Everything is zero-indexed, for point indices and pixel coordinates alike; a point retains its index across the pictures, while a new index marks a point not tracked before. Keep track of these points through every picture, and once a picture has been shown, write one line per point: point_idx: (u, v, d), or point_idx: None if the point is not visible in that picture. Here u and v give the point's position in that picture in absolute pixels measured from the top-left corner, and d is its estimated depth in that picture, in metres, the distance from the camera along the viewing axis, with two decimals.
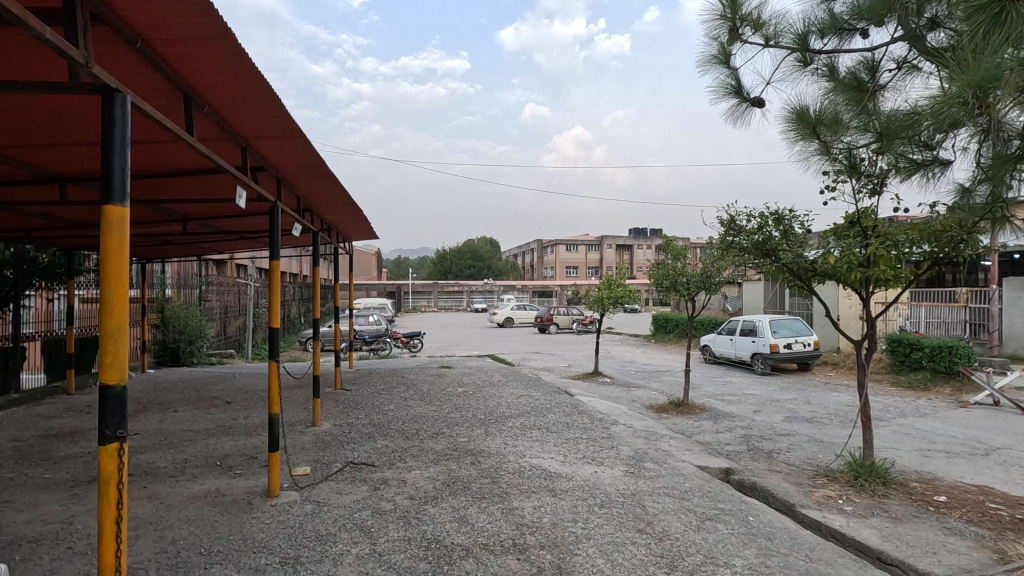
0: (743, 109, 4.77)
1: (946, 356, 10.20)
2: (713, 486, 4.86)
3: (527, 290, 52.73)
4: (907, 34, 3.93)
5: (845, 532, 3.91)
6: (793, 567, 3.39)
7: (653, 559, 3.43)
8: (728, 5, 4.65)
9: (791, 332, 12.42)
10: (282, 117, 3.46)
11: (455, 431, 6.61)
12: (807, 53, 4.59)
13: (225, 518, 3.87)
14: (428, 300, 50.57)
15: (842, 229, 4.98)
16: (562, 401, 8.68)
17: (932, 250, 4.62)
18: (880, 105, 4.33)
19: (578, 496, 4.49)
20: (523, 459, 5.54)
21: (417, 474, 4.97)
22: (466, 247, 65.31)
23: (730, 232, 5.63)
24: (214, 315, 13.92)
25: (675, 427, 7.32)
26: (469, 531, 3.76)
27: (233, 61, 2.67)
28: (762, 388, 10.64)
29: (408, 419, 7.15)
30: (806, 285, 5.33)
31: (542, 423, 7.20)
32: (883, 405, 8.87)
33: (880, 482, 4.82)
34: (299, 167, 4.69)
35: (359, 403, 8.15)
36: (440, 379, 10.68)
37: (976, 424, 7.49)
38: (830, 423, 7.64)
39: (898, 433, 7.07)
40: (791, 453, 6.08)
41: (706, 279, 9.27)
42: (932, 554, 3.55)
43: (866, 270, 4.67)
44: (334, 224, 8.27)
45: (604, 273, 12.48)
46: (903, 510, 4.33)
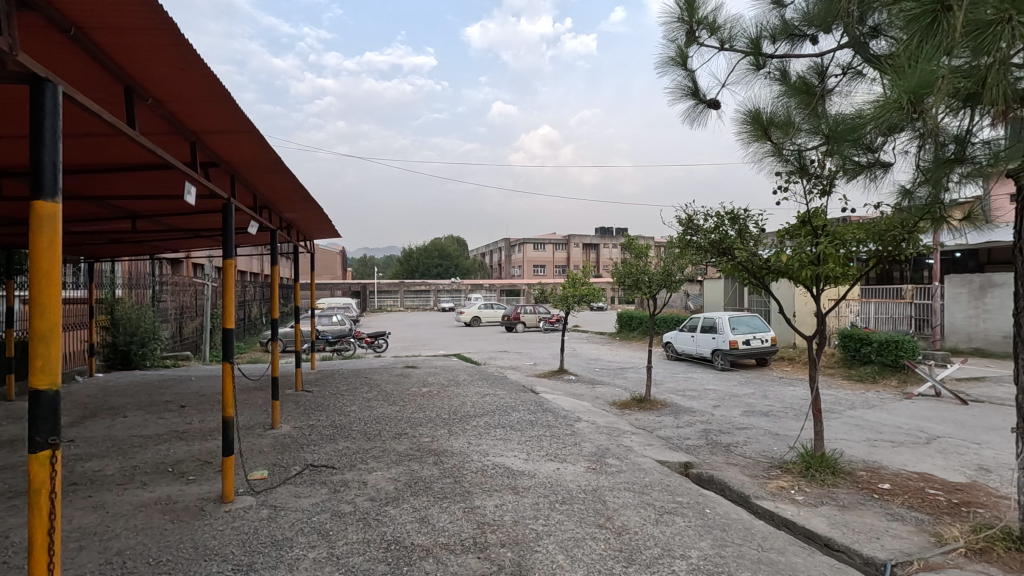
0: (699, 110, 4.87)
1: (893, 349, 10.67)
2: (672, 480, 4.96)
3: (495, 289, 52.74)
4: (851, 41, 4.09)
5: (796, 521, 4.05)
6: (745, 556, 3.48)
7: (612, 554, 3.47)
8: (685, 8, 4.76)
9: (749, 329, 12.79)
10: (235, 113, 3.37)
11: (419, 431, 6.56)
12: (759, 57, 4.73)
13: (175, 526, 3.74)
14: (394, 300, 49.97)
15: (794, 229, 5.11)
16: (527, 400, 8.70)
17: (878, 249, 4.83)
18: (828, 108, 4.47)
19: (540, 494, 4.52)
20: (486, 458, 5.53)
21: (379, 476, 4.91)
22: (433, 246, 64.93)
23: (688, 230, 5.74)
24: (168, 316, 13.42)
25: (637, 423, 7.45)
26: (430, 531, 3.74)
27: (179, 52, 2.58)
28: (722, 383, 10.89)
29: (371, 420, 7.06)
30: (759, 283, 5.50)
31: (506, 421, 7.21)
32: (834, 398, 9.23)
33: (829, 472, 5.01)
34: (253, 163, 4.56)
35: (321, 405, 7.99)
36: (405, 379, 10.57)
37: (920, 415, 7.87)
38: (785, 416, 7.90)
39: (848, 424, 7.36)
40: (748, 446, 6.26)
41: (668, 277, 9.44)
42: (875, 539, 3.70)
43: (816, 267, 4.85)
44: (294, 222, 8.11)
45: (569, 272, 12.57)
46: (850, 498, 4.51)
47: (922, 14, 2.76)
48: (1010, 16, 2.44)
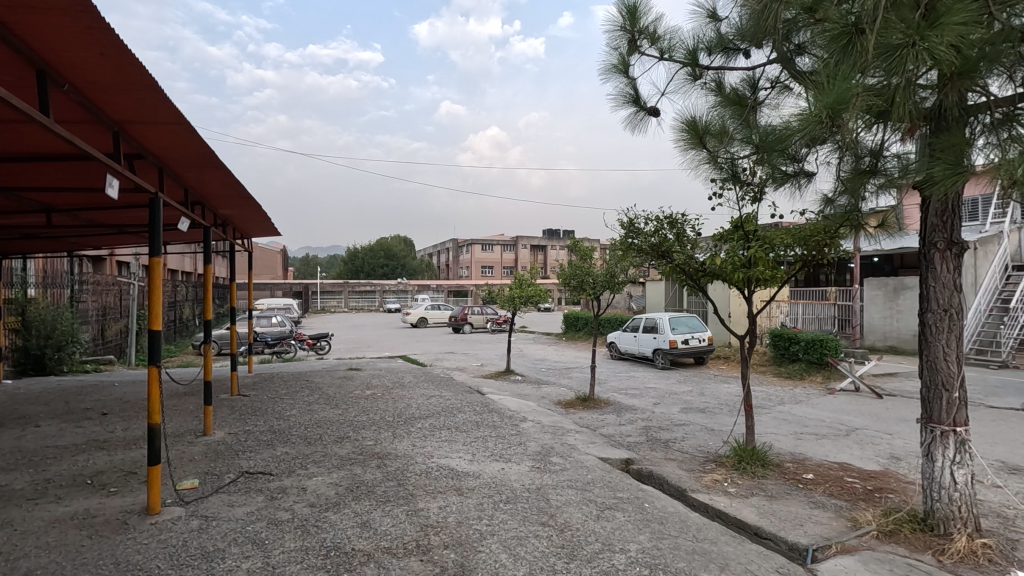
0: (639, 117, 5.02)
1: (818, 348, 11.35)
2: (613, 476, 5.09)
3: (442, 290, 52.36)
4: (780, 57, 4.33)
5: (728, 512, 4.24)
6: (681, 547, 3.62)
7: (554, 550, 3.53)
8: (627, 17, 4.90)
9: (688, 328, 13.28)
10: (162, 103, 3.20)
11: (362, 435, 6.43)
12: (695, 68, 4.92)
13: (94, 542, 3.49)
14: (338, 300, 48.69)
15: (727, 233, 5.33)
16: (473, 401, 8.69)
17: (803, 253, 5.11)
18: (759, 119, 4.70)
19: (485, 494, 4.53)
20: (431, 460, 5.49)
21: (319, 481, 4.77)
22: (379, 246, 63.73)
23: (630, 233, 5.89)
24: (89, 318, 12.53)
25: (582, 422, 7.59)
26: (371, 536, 3.67)
27: (99, 36, 2.43)
28: (662, 382, 11.26)
29: (312, 425, 6.85)
30: (696, 284, 5.73)
31: (451, 422, 7.18)
32: (765, 394, 9.75)
33: (759, 464, 5.27)
34: (183, 156, 4.34)
35: (258, 409, 7.68)
36: (348, 382, 10.32)
37: (841, 408, 8.43)
38: (720, 413, 8.27)
39: (777, 419, 7.79)
40: (685, 441, 6.51)
41: (611, 279, 9.67)
42: (799, 526, 3.94)
43: (747, 270, 5.10)
44: (229, 219, 7.75)
45: (516, 272, 12.63)
46: (778, 489, 4.77)
47: (840, 35, 2.98)
48: (914, 41, 2.67)
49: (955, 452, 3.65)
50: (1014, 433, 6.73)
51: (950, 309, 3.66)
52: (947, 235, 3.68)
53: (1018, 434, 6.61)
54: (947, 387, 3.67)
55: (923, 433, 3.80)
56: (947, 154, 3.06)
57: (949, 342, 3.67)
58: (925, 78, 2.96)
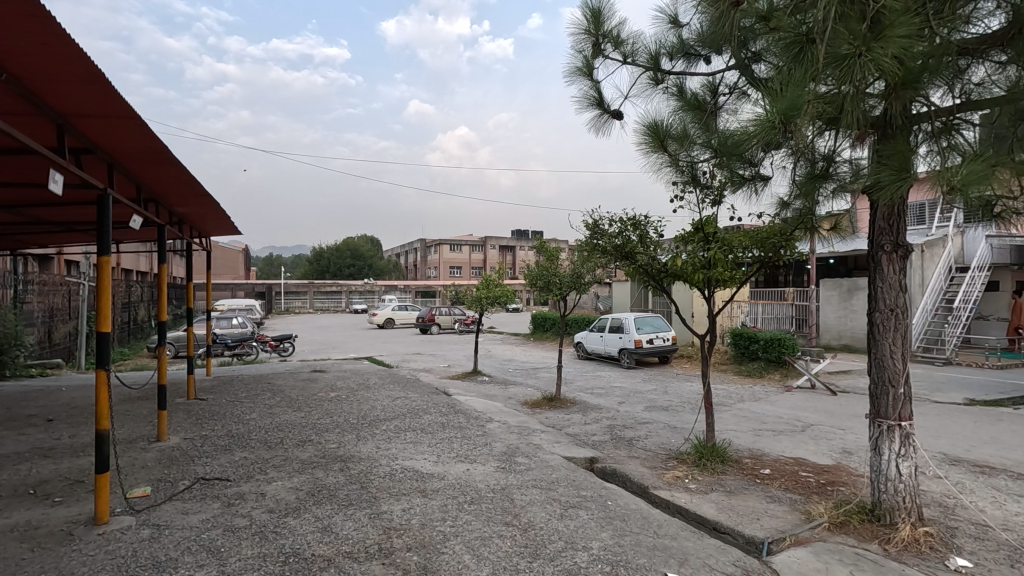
0: (603, 120, 5.09)
1: (777, 347, 11.72)
2: (577, 475, 5.13)
3: (409, 290, 51.87)
4: (738, 63, 4.45)
5: (688, 508, 4.34)
6: (642, 544, 3.68)
7: (517, 550, 3.54)
8: (591, 21, 4.96)
9: (653, 329, 13.51)
10: (111, 96, 3.08)
11: (324, 438, 6.31)
12: (657, 72, 5.02)
13: (36, 555, 3.33)
14: (303, 301, 47.69)
15: (688, 235, 5.44)
16: (440, 402, 8.63)
17: (761, 254, 5.24)
18: (718, 124, 4.82)
19: (449, 495, 4.51)
20: (395, 462, 5.44)
21: (279, 486, 4.66)
22: (346, 245, 62.68)
23: (594, 235, 5.95)
24: (35, 319, 11.92)
25: (548, 421, 7.63)
26: (332, 540, 3.61)
27: (38, 24, 2.31)
28: (628, 380, 11.41)
29: (273, 428, 6.69)
30: (658, 285, 5.83)
31: (417, 424, 7.12)
32: (726, 392, 10.00)
33: (719, 460, 5.40)
34: (136, 152, 4.18)
35: (216, 413, 7.46)
36: (311, 384, 10.12)
37: (798, 405, 8.71)
38: (683, 411, 8.44)
39: (737, 416, 8.01)
40: (648, 439, 6.63)
41: (577, 280, 9.76)
42: (756, 520, 4.05)
43: (707, 271, 5.22)
44: (186, 217, 7.50)
45: (483, 273, 12.61)
46: (737, 484, 4.89)
47: (792, 44, 3.09)
48: (860, 52, 2.80)
49: (900, 446, 3.81)
50: (956, 426, 7.10)
51: (896, 308, 3.83)
52: (893, 238, 3.85)
53: (960, 427, 6.97)
54: (894, 383, 3.83)
55: (871, 428, 3.96)
56: (893, 160, 3.20)
57: (895, 340, 3.84)
58: (872, 87, 3.10)
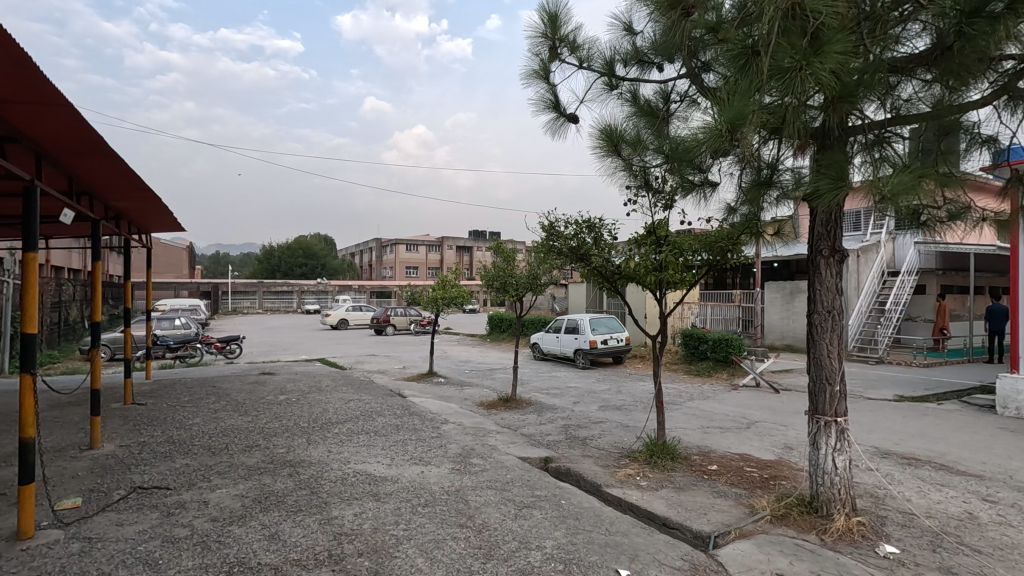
0: (559, 123, 5.14)
1: (724, 347, 12.15)
2: (532, 475, 5.16)
3: (364, 290, 50.89)
4: (689, 72, 4.58)
5: (639, 504, 4.43)
6: (595, 541, 3.74)
7: (471, 551, 3.53)
8: (548, 25, 5.01)
9: (607, 329, 13.75)
10: (39, 82, 2.89)
11: (273, 442, 6.11)
12: (612, 78, 5.13)
13: None
14: (251, 301, 46.04)
15: (641, 238, 5.55)
16: (394, 404, 8.51)
17: (709, 257, 5.40)
18: (669, 130, 4.95)
19: (402, 498, 4.45)
20: (347, 465, 5.33)
21: (223, 493, 4.48)
22: (298, 244, 60.90)
23: (550, 236, 6.01)
24: None
25: (503, 422, 7.65)
26: (280, 548, 3.50)
27: None
28: (582, 381, 11.56)
29: (218, 433, 6.43)
30: (612, 286, 5.95)
31: (370, 427, 6.99)
32: (677, 391, 10.28)
33: (669, 458, 5.54)
34: (67, 141, 3.93)
35: (156, 418, 7.11)
36: (259, 387, 9.78)
37: (743, 403, 9.05)
38: (635, 410, 8.63)
39: (686, 414, 8.25)
40: (602, 438, 6.74)
41: (533, 281, 9.82)
42: (704, 515, 4.18)
43: (658, 273, 5.37)
44: (123, 212, 7.11)
45: (439, 273, 12.51)
46: (686, 480, 5.04)
47: (739, 55, 3.21)
48: (801, 66, 2.94)
49: (836, 441, 4.01)
50: (887, 421, 7.55)
51: (833, 310, 4.04)
52: (830, 243, 4.06)
53: (890, 422, 7.42)
54: (830, 381, 4.03)
55: (810, 424, 4.15)
56: (830, 170, 3.37)
57: (831, 340, 4.05)
58: (812, 100, 3.24)
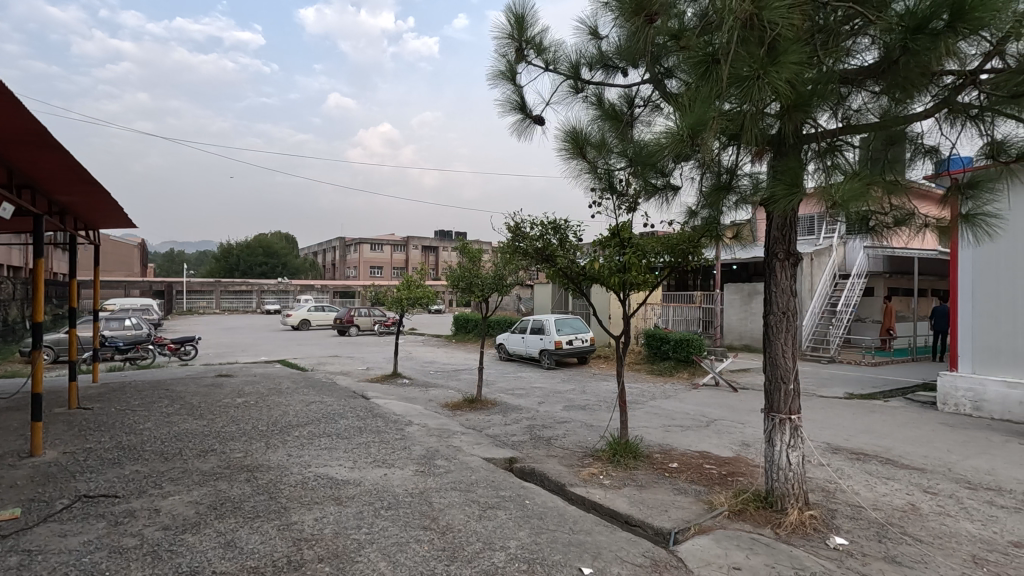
0: (525, 125, 5.16)
1: (685, 347, 12.43)
2: (496, 476, 5.16)
3: (327, 290, 49.89)
4: (652, 77, 4.67)
5: (603, 503, 4.49)
6: (559, 541, 3.77)
7: (435, 554, 3.50)
8: (515, 26, 5.02)
9: (572, 330, 13.87)
10: None
11: (230, 447, 5.93)
12: (577, 81, 5.18)
13: None
14: (208, 301, 44.51)
15: (605, 240, 5.62)
16: (357, 406, 8.38)
17: (671, 259, 5.51)
18: (633, 134, 5.03)
19: (365, 502, 4.38)
20: (308, 469, 5.21)
21: (176, 500, 4.31)
22: (257, 242, 59.24)
23: (516, 238, 6.02)
24: None
25: (468, 423, 7.63)
26: (236, 556, 3.39)
27: None
28: (548, 381, 11.64)
29: (171, 438, 6.19)
30: (577, 288, 6.01)
31: (332, 429, 6.86)
32: (640, 391, 10.47)
33: (631, 456, 5.63)
34: (6, 130, 3.68)
35: (104, 423, 6.79)
36: (215, 390, 9.47)
37: (703, 402, 9.28)
38: (599, 409, 8.74)
39: (649, 413, 8.40)
40: (566, 438, 6.80)
41: (499, 281, 9.83)
42: (665, 512, 4.26)
43: (622, 275, 5.45)
44: (69, 206, 6.75)
45: (404, 273, 12.38)
46: (648, 478, 5.13)
47: (700, 63, 3.30)
48: (759, 75, 3.04)
49: (790, 437, 4.16)
50: (837, 417, 7.87)
51: (788, 311, 4.18)
52: (786, 247, 4.19)
53: (840, 419, 7.73)
54: (785, 379, 4.18)
55: (766, 421, 4.28)
56: (785, 176, 3.48)
57: (786, 341, 4.19)
58: (768, 108, 3.34)
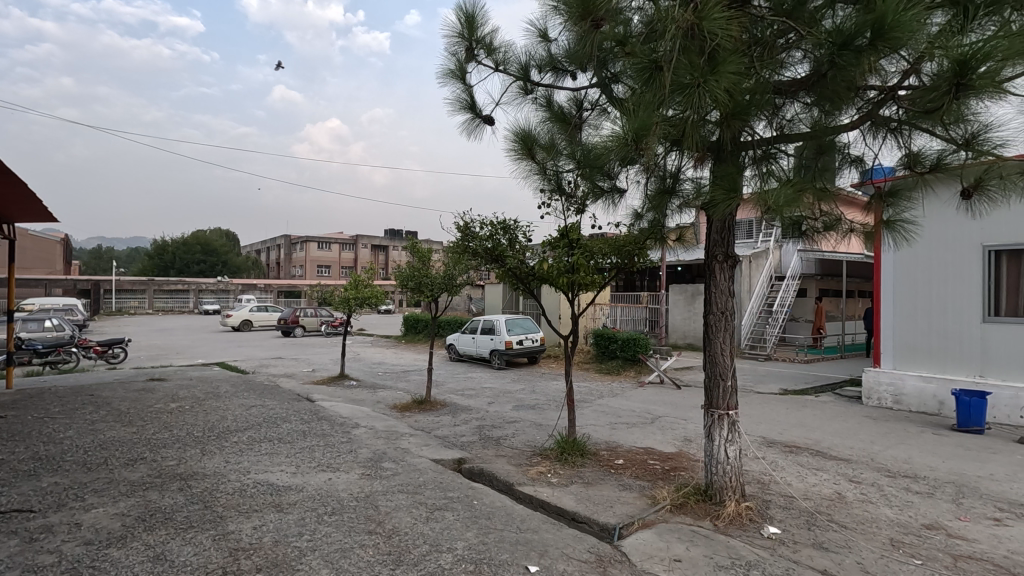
0: (474, 124, 5.15)
1: (632, 346, 12.73)
2: (444, 477, 5.12)
3: (271, 290, 48.14)
4: (599, 82, 4.76)
5: (550, 501, 4.53)
6: (505, 540, 3.77)
7: (380, 558, 3.44)
8: (465, 25, 5.00)
9: (522, 330, 13.95)
10: None
11: (161, 454, 5.62)
12: (526, 83, 5.21)
13: None
14: (140, 301, 42.04)
15: (554, 241, 5.67)
16: (300, 408, 8.12)
17: (617, 260, 5.62)
18: (581, 136, 5.10)
19: (307, 508, 4.24)
20: (247, 476, 5.00)
21: (101, 513, 4.04)
22: (195, 239, 56.44)
23: (465, 237, 6.00)
24: None
25: (417, 425, 7.53)
26: (166, 569, 3.22)
27: None
28: (498, 381, 11.65)
29: (95, 447, 5.80)
30: (526, 288, 6.05)
31: (274, 434, 6.62)
32: (588, 390, 10.63)
33: (579, 454, 5.71)
34: None
35: (18, 433, 6.28)
36: (146, 395, 8.93)
37: (648, 400, 9.54)
38: (548, 408, 8.83)
39: (596, 411, 8.55)
40: (515, 438, 6.83)
41: (449, 281, 9.75)
42: (610, 507, 4.35)
43: (570, 275, 5.52)
44: None
45: (352, 272, 12.09)
46: (594, 475, 5.22)
47: (644, 69, 3.39)
48: (700, 83, 3.15)
49: (728, 432, 4.32)
50: (772, 412, 8.26)
51: (726, 311, 4.35)
52: (725, 249, 4.36)
53: (776, 414, 8.11)
54: (723, 376, 4.33)
55: (706, 417, 4.43)
56: (725, 182, 3.62)
57: (724, 339, 4.36)
58: (709, 115, 3.46)
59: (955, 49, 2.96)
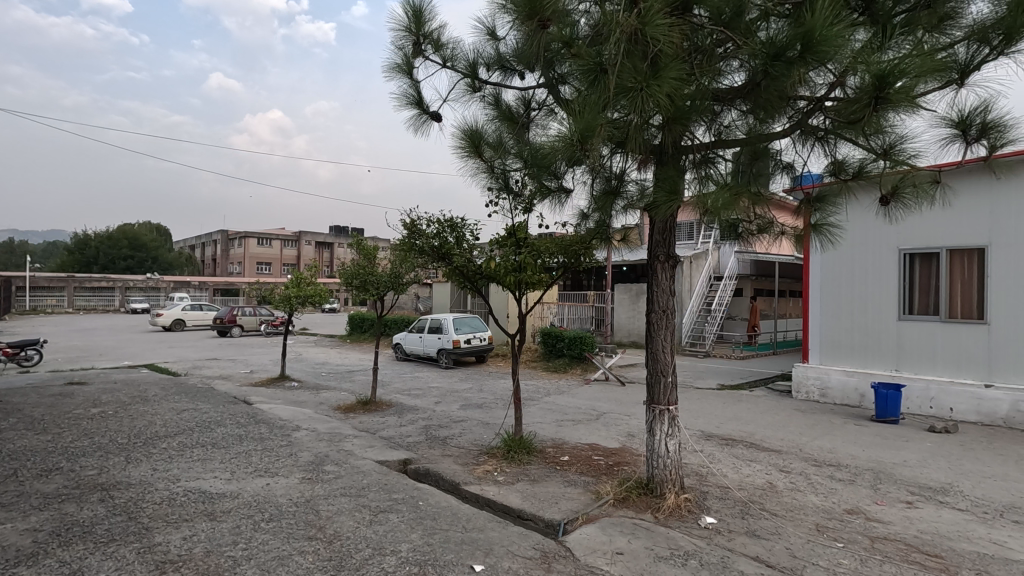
0: (421, 120, 5.08)
1: (579, 344, 12.93)
2: (389, 478, 5.03)
3: (206, 287, 45.83)
4: (547, 82, 4.80)
5: (496, 499, 4.53)
6: (451, 540, 3.74)
7: (320, 564, 3.33)
8: (412, 19, 4.92)
9: (470, 329, 13.89)
10: None
11: (80, 464, 5.23)
12: (474, 80, 5.18)
13: None
14: (59, 300, 39.03)
15: (501, 240, 5.67)
16: (237, 412, 7.76)
17: (564, 260, 5.68)
18: (528, 136, 5.13)
19: (243, 515, 4.06)
20: (177, 484, 4.73)
21: (8, 529, 3.72)
22: (122, 234, 52.98)
23: (412, 235, 5.91)
24: None
25: (361, 426, 7.36)
26: None
27: None
28: (445, 381, 11.56)
29: (3, 457, 5.33)
30: (473, 286, 6.03)
31: (208, 439, 6.30)
32: (535, 388, 10.72)
33: (525, 452, 5.75)
34: None
35: None
36: (64, 400, 8.30)
37: (594, 396, 9.72)
38: (495, 407, 8.83)
39: (543, 409, 8.64)
40: (462, 437, 6.79)
41: (395, 280, 9.58)
42: (554, 504, 4.40)
43: (518, 274, 5.53)
44: None
45: (294, 270, 11.68)
46: (539, 472, 5.27)
47: (589, 72, 3.45)
48: (643, 86, 3.22)
49: (668, 427, 4.45)
50: (710, 407, 8.60)
51: (666, 309, 4.49)
52: (666, 249, 4.49)
53: (713, 408, 8.45)
54: (664, 372, 4.46)
55: (647, 412, 4.55)
56: (666, 184, 3.74)
57: (666, 337, 4.49)
58: (651, 119, 3.54)
59: (875, 64, 3.17)
